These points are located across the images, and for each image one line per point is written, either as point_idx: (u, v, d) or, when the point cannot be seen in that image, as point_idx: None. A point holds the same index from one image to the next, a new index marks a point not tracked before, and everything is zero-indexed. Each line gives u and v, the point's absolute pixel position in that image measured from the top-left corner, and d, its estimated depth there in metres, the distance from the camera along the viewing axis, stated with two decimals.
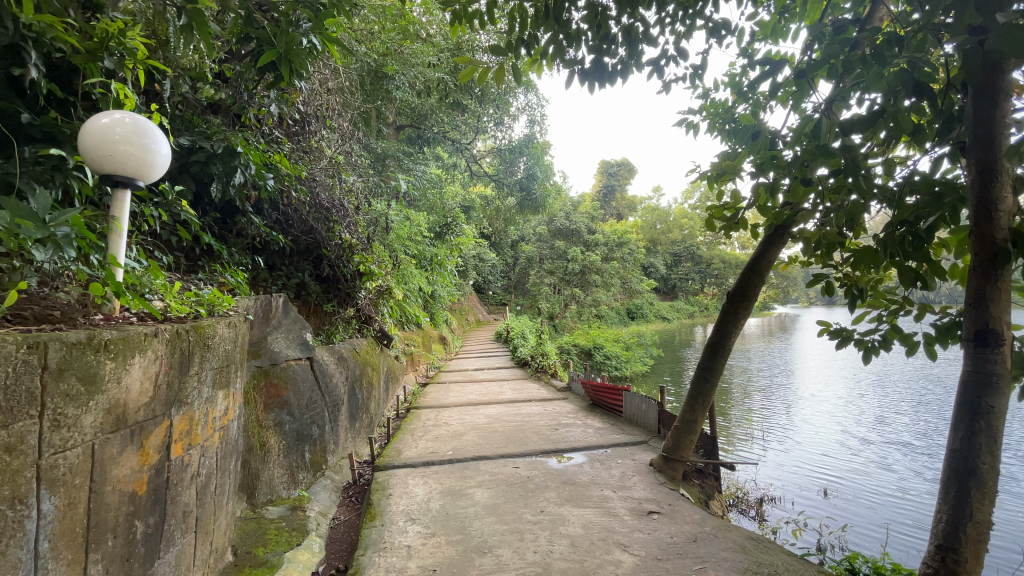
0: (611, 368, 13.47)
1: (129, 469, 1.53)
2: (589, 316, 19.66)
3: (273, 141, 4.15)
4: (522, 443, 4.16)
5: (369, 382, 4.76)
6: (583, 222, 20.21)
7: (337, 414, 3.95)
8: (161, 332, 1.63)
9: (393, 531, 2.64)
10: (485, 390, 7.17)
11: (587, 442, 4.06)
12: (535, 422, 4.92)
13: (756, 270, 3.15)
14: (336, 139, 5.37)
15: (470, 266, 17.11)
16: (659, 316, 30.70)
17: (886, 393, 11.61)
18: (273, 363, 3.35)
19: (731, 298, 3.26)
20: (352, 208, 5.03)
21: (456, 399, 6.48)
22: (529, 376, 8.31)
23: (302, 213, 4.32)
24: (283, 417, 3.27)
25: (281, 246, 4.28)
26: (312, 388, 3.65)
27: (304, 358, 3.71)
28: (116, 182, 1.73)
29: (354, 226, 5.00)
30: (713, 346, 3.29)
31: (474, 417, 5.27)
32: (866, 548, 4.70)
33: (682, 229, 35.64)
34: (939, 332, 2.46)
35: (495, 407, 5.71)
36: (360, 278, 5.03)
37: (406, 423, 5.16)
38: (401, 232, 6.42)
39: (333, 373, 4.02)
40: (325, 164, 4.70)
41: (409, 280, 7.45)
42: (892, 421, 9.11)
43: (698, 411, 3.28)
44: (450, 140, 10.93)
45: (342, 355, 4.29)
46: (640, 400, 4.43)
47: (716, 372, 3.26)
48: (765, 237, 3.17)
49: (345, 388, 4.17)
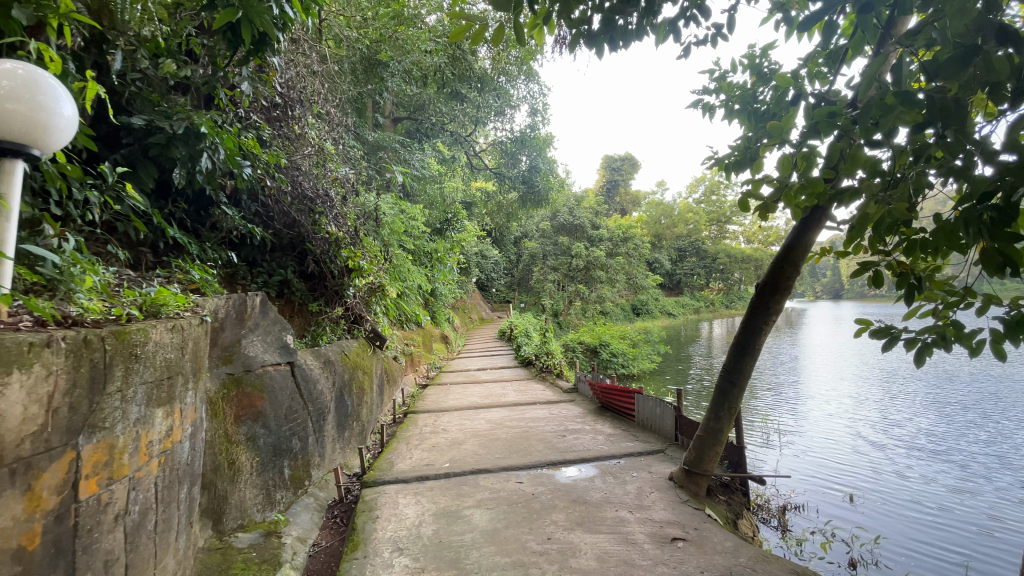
0: (618, 366, 13.13)
1: (11, 520, 1.18)
2: (594, 313, 19.31)
3: (251, 127, 3.83)
4: (526, 452, 3.80)
5: (361, 387, 4.37)
6: (587, 217, 19.86)
7: (322, 424, 3.59)
8: (56, 340, 1.28)
9: (377, 565, 2.28)
10: (486, 391, 6.82)
11: (597, 451, 3.69)
12: (540, 427, 4.56)
13: (789, 259, 2.78)
14: (323, 127, 5.03)
15: (472, 263, 16.83)
16: (665, 312, 30.30)
17: (902, 391, 11.21)
18: (247, 369, 3.03)
19: (761, 291, 2.88)
20: (339, 199, 4.64)
21: (456, 402, 6.13)
22: (533, 376, 7.94)
23: (284, 205, 3.96)
24: (257, 430, 2.91)
25: (260, 240, 3.92)
26: (293, 395, 3.29)
27: (284, 363, 3.36)
28: (4, 151, 1.37)
29: (344, 219, 4.61)
30: (741, 347, 2.92)
31: (474, 422, 4.91)
32: (902, 562, 4.32)
33: (687, 223, 35.33)
34: (1011, 327, 2.03)
35: (497, 411, 5.35)
36: (349, 275, 4.57)
37: (402, 430, 4.80)
38: (396, 227, 6.09)
39: (319, 380, 3.66)
40: (311, 155, 4.34)
41: (406, 277, 7.11)
42: (911, 422, 8.72)
43: (724, 419, 2.93)
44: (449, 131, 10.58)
45: (330, 358, 3.92)
46: (654, 403, 4.08)
47: (743, 374, 2.90)
48: (799, 223, 2.81)
49: (331, 394, 3.80)
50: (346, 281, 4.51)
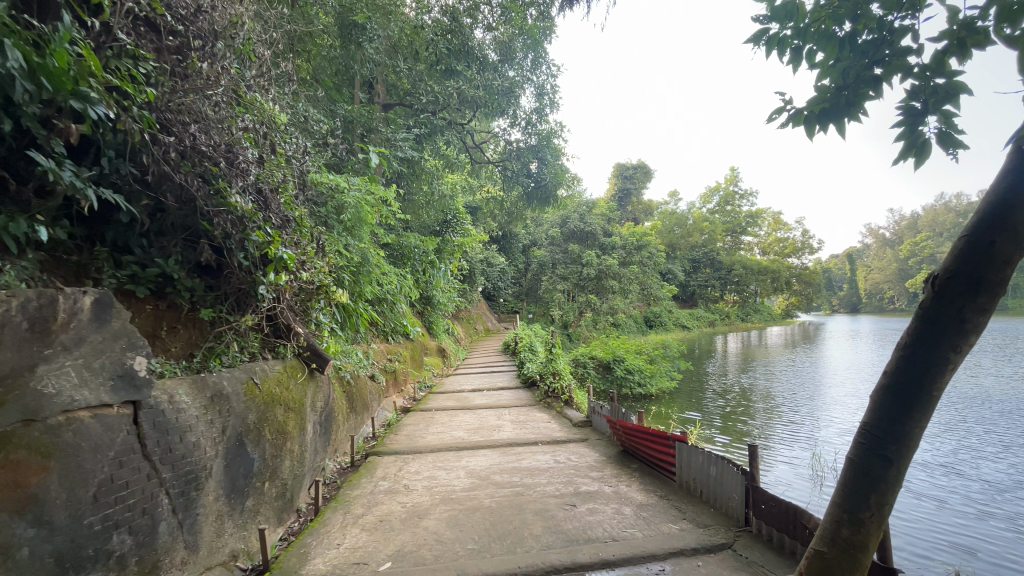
0: (633, 385, 11.75)
1: None
2: (606, 325, 17.82)
3: (121, 55, 2.62)
4: (515, 539, 2.49)
5: (286, 430, 3.01)
6: (599, 224, 18.82)
7: (192, 499, 2.28)
8: None
9: None
10: (478, 421, 5.51)
11: (627, 545, 2.38)
12: (540, 489, 3.20)
13: (1003, 228, 1.45)
14: (256, 76, 3.79)
15: (477, 271, 15.64)
16: (679, 325, 28.69)
17: (963, 423, 9.64)
18: (32, 420, 1.73)
19: (939, 291, 1.55)
20: (265, 164, 3.36)
21: (437, 436, 4.85)
22: (537, 401, 6.63)
23: (166, 164, 2.69)
24: (21, 531, 1.63)
25: (129, 215, 2.63)
26: (122, 459, 1.99)
27: (122, 406, 2.07)
28: None
29: (270, 193, 3.29)
30: (897, 392, 1.60)
31: (449, 475, 3.56)
32: None
33: (702, 233, 34.09)
34: None
35: (485, 454, 4.05)
36: (265, 268, 3.12)
37: (351, 485, 3.51)
38: (366, 215, 4.98)
39: (193, 427, 2.34)
40: (219, 102, 3.06)
41: (380, 277, 5.87)
42: (989, 468, 7.20)
43: (869, 527, 1.62)
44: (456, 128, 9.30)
45: (224, 392, 2.59)
46: (713, 462, 2.77)
47: (907, 443, 1.57)
48: (1009, 165, 1.51)
49: (219, 449, 2.47)
50: (259, 275, 3.06)
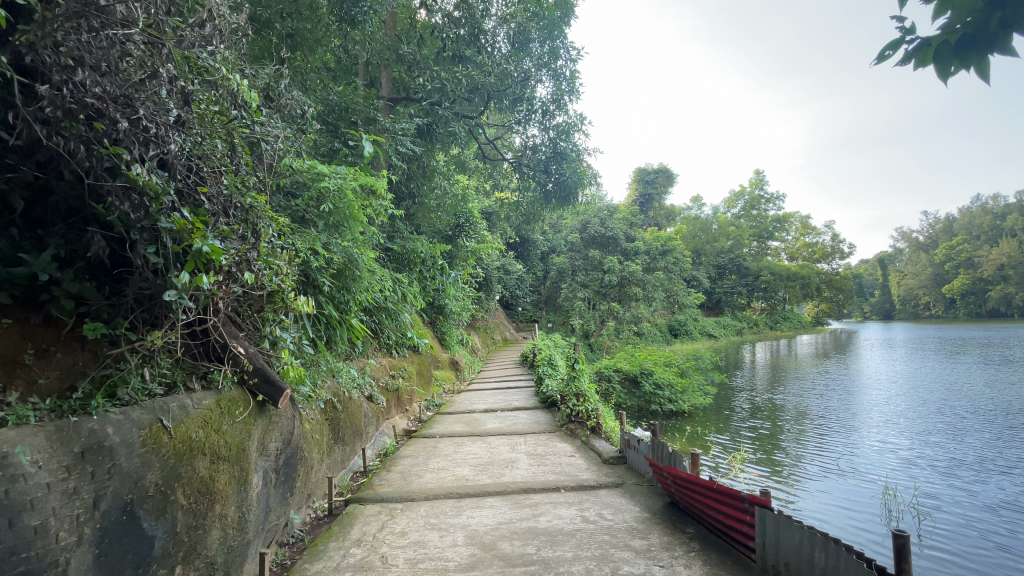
0: (663, 402, 10.72)
1: None
2: (630, 335, 16.81)
3: None
4: None
5: (211, 485, 2.22)
6: (621, 229, 17.89)
7: None
8: None
9: None
10: (488, 454, 4.64)
11: None
12: (564, 569, 2.31)
13: None
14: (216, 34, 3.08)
15: (494, 278, 14.88)
16: (705, 334, 27.31)
17: None
18: None
19: None
20: (205, 133, 2.54)
21: (438, 474, 3.98)
22: (559, 426, 5.71)
23: (36, 121, 1.89)
24: None
25: None
26: None
27: None
28: None
29: (202, 170, 2.48)
30: None
31: (443, 542, 2.69)
32: None
33: (728, 239, 32.90)
34: None
35: (495, 507, 3.16)
36: (184, 267, 2.32)
37: (315, 553, 2.67)
38: (355, 210, 4.21)
39: (39, 504, 1.54)
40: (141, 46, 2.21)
41: (375, 283, 5.09)
42: None
43: None
44: (467, 123, 8.58)
45: (106, 443, 1.79)
46: (822, 546, 1.88)
47: None
48: None
49: (86, 528, 1.67)
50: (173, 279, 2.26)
